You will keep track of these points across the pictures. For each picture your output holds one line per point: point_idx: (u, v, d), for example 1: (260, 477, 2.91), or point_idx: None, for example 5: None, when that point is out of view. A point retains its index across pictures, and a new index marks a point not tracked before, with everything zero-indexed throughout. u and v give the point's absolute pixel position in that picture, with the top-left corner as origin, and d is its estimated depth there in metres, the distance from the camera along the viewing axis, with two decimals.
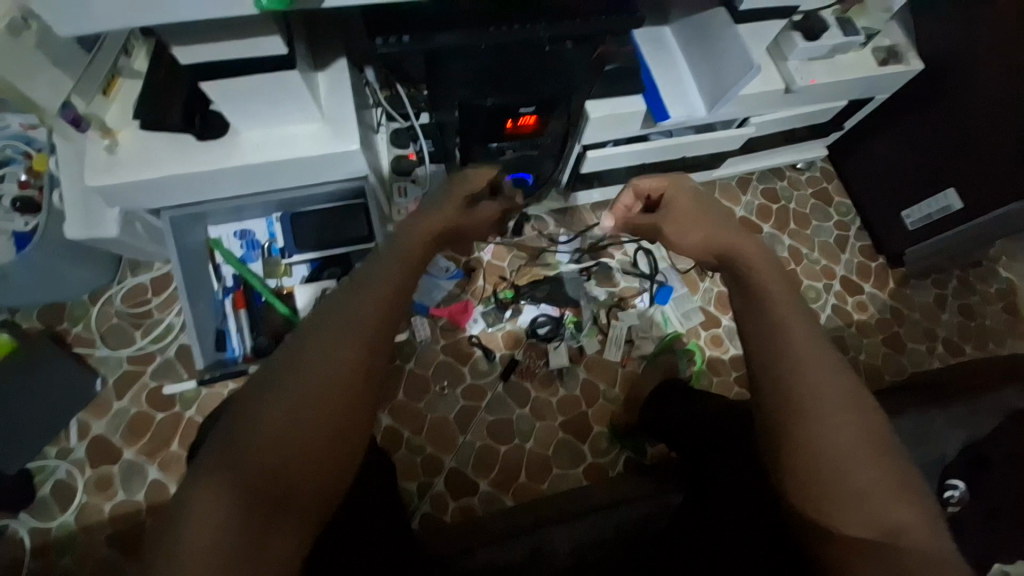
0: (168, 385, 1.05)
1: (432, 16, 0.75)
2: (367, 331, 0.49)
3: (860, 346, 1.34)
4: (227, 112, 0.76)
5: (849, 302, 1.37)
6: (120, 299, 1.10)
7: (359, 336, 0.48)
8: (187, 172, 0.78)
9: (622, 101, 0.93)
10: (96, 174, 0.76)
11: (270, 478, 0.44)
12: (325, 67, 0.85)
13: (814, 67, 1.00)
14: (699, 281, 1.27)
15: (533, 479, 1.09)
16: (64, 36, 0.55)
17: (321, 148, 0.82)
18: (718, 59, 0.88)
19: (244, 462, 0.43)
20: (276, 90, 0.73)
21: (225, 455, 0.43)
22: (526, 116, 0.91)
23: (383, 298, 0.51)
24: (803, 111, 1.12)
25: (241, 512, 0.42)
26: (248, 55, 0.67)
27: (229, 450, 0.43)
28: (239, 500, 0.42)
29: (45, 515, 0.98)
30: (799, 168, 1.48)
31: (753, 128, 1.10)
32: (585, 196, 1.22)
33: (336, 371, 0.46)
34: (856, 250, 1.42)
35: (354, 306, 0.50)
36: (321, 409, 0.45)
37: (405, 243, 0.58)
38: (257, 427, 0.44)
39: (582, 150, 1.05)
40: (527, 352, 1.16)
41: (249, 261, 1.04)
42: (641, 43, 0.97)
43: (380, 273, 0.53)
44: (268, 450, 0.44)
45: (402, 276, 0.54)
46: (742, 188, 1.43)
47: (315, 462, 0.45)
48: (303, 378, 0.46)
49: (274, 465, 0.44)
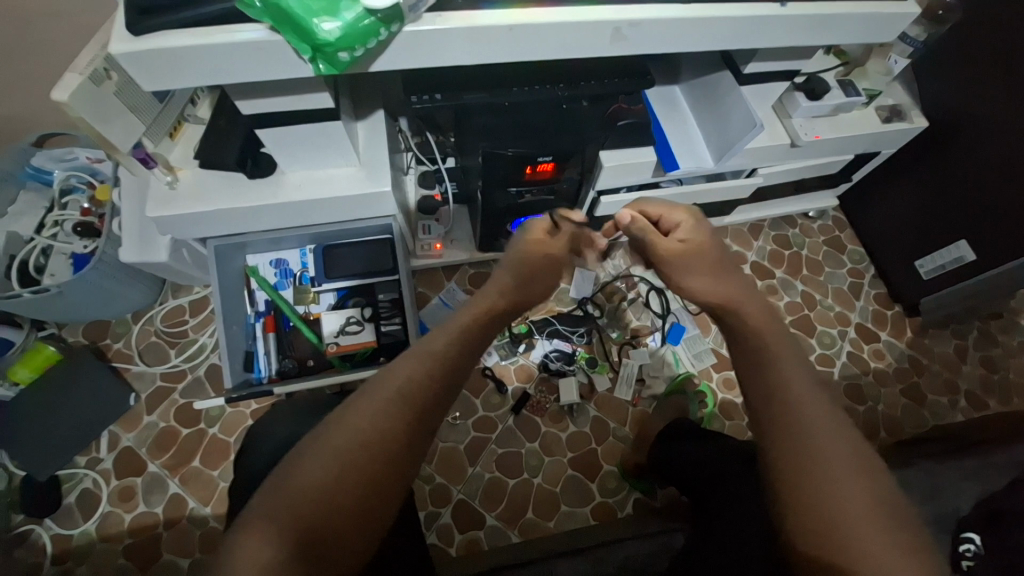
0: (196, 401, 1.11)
1: (464, 78, 0.85)
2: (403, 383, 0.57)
3: (878, 396, 1.32)
4: (277, 155, 0.85)
5: (865, 350, 1.37)
6: (160, 318, 1.18)
7: (394, 401, 0.56)
8: (236, 206, 0.87)
9: (635, 151, 1.00)
10: (156, 207, 0.85)
11: (314, 525, 0.49)
12: (365, 117, 0.95)
13: (819, 124, 1.06)
14: (711, 322, 1.30)
15: (540, 516, 1.08)
16: (151, 91, 0.64)
17: (357, 188, 0.90)
18: (725, 117, 0.95)
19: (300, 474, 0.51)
20: (320, 137, 0.82)
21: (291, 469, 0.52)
22: (544, 164, 0.96)
23: (425, 358, 0.60)
24: (810, 163, 1.17)
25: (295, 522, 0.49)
26: (299, 109, 0.76)
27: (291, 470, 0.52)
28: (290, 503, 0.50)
29: (67, 523, 1.02)
30: (811, 217, 1.51)
31: (761, 178, 1.15)
32: (599, 236, 1.27)
33: (371, 424, 0.54)
34: (871, 297, 1.43)
35: (394, 373, 0.58)
36: (360, 465, 0.52)
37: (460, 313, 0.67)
38: (318, 446, 0.53)
39: (596, 195, 1.12)
40: (539, 387, 1.18)
41: (281, 288, 1.11)
42: (652, 102, 1.05)
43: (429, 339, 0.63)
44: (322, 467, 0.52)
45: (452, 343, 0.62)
46: (754, 234, 1.47)
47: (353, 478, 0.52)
48: (340, 429, 0.54)
49: (320, 508, 0.50)
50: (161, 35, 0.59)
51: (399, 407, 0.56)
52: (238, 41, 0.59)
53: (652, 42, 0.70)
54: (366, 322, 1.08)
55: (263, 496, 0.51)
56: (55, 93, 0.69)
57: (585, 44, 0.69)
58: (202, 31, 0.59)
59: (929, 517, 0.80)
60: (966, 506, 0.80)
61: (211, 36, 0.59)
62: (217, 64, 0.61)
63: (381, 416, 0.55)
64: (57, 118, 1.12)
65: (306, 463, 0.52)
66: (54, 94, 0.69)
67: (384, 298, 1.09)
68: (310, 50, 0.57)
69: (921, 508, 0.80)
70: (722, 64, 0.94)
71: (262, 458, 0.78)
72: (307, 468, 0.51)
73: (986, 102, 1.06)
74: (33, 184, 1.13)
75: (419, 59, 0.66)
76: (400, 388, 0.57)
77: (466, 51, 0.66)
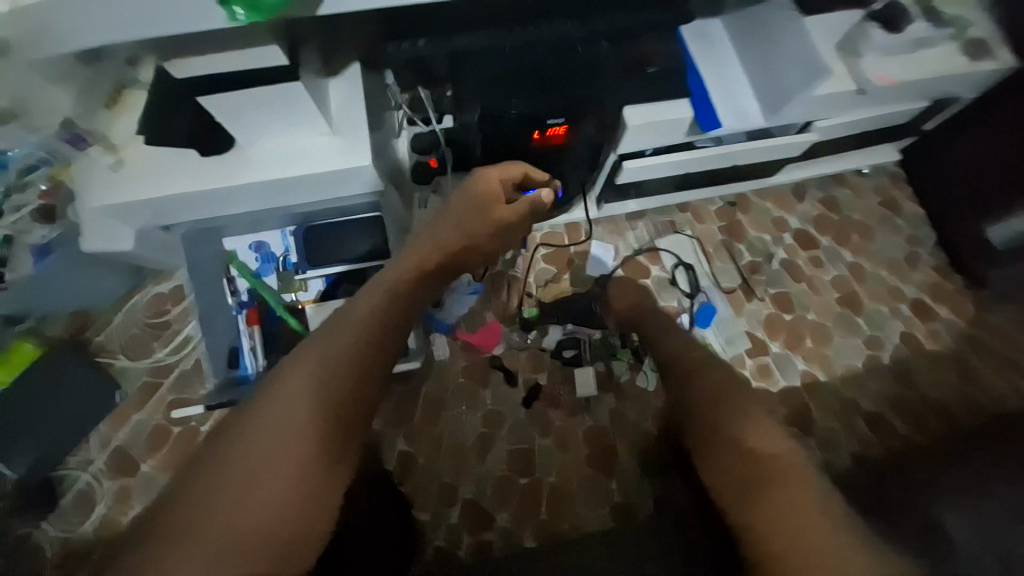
0: (178, 409, 1.03)
1: (449, 16, 0.69)
2: (344, 357, 0.54)
3: (932, 381, 1.17)
4: (231, 127, 0.70)
5: (919, 328, 1.21)
6: (142, 309, 1.08)
7: (348, 369, 0.54)
8: (189, 188, 0.73)
9: (667, 105, 0.82)
10: (98, 193, 0.73)
11: (284, 503, 0.48)
12: (337, 72, 0.79)
13: (888, 64, 0.86)
14: (744, 301, 1.19)
15: (553, 516, 1.00)
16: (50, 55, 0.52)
17: (331, 163, 0.76)
18: (775, 62, 0.79)
19: (266, 453, 0.48)
20: (279, 103, 0.67)
21: (256, 451, 0.48)
22: (556, 127, 0.83)
23: (354, 338, 0.56)
24: (873, 114, 0.98)
25: (267, 506, 0.47)
26: (233, 68, 0.63)
27: (254, 454, 0.48)
28: (263, 499, 0.47)
29: (68, 524, 0.97)
30: (864, 173, 1.31)
31: (814, 134, 0.97)
32: (619, 207, 1.14)
33: (322, 406, 0.51)
34: (929, 268, 1.25)
35: (331, 343, 0.55)
36: (322, 446, 0.51)
37: (378, 282, 0.64)
38: (277, 432, 0.49)
39: (618, 159, 0.95)
40: (551, 376, 1.08)
41: (263, 275, 0.98)
42: (686, 41, 0.86)
43: (349, 315, 0.58)
44: (278, 451, 0.49)
45: (377, 305, 0.60)
46: (798, 196, 1.28)
47: (316, 462, 0.50)
48: (290, 409, 0.50)
49: (277, 495, 0.48)
50: None
51: (346, 379, 0.54)
52: None
53: None
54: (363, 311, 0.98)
55: (222, 473, 0.47)
56: None
57: None
58: None
59: None
60: None
61: None
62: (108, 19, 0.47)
63: (323, 396, 0.52)
64: None
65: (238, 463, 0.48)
66: None
67: None
68: None
69: None
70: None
71: None
72: (236, 446, 0.48)
73: None
74: None
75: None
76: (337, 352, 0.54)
77: None
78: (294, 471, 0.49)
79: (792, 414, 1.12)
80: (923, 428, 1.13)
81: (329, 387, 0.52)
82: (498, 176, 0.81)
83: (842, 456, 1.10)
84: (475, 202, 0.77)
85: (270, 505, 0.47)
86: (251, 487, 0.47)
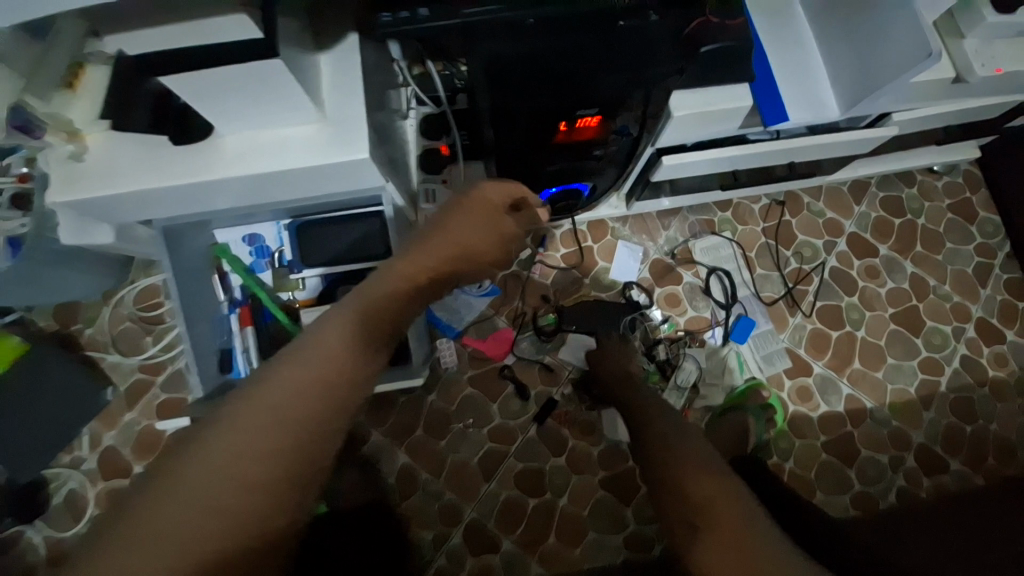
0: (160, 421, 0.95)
1: None
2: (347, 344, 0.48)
3: (994, 413, 1.04)
4: (207, 113, 0.60)
5: (985, 353, 1.07)
6: (132, 301, 1.02)
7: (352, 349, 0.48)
8: (162, 180, 0.64)
9: (718, 92, 0.69)
10: (60, 185, 0.64)
11: (258, 482, 0.41)
12: (331, 48, 0.67)
13: (998, 48, 0.70)
14: (788, 316, 1.06)
15: (563, 544, 0.92)
16: None
17: (320, 156, 0.65)
18: (866, 44, 0.64)
19: (257, 421, 0.42)
20: (255, 86, 0.56)
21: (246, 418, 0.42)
22: (586, 118, 0.71)
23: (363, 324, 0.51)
24: (966, 106, 0.82)
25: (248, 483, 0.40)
26: (199, 44, 0.52)
27: (244, 421, 0.42)
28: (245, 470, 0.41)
29: (58, 525, 0.93)
30: (935, 172, 1.14)
31: (895, 128, 0.80)
32: (652, 204, 1.00)
33: (322, 380, 0.45)
34: (1001, 284, 1.10)
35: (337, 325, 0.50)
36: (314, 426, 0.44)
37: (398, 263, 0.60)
38: (268, 404, 0.43)
39: (657, 153, 0.82)
40: (566, 392, 0.99)
41: (257, 270, 0.91)
42: (754, 11, 0.73)
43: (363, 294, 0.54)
44: (266, 418, 0.43)
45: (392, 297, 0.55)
46: (856, 197, 1.12)
47: (303, 441, 0.43)
48: (290, 378, 0.45)
49: (252, 474, 0.41)
50: None
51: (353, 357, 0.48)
52: None
53: None
54: None
55: (210, 438, 0.41)
56: None
57: None
58: None
59: None
60: None
61: None
62: None
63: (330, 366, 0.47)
64: None
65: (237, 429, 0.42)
66: None
67: None
68: None
69: None
70: None
71: None
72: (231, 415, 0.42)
73: None
74: None
75: None
76: (358, 327, 0.51)
77: None
78: (278, 443, 0.42)
79: (833, 445, 1.01)
80: (980, 465, 1.01)
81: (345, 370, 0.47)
82: (498, 190, 0.69)
83: (884, 493, 0.99)
84: (474, 217, 0.67)
85: (249, 480, 0.40)
86: (231, 456, 0.41)
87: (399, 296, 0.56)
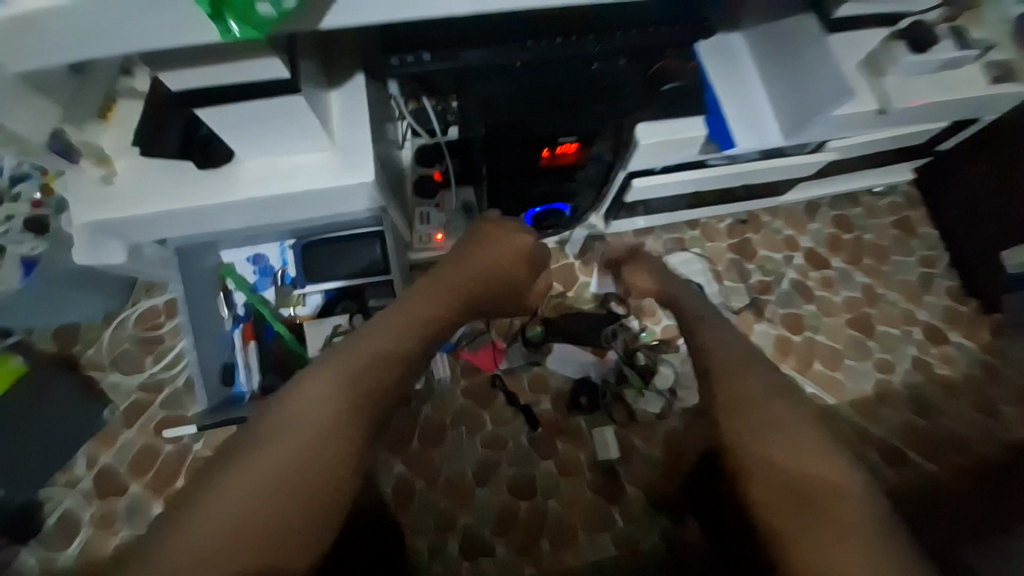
0: (170, 429, 0.97)
1: (457, 32, 0.67)
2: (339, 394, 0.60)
3: (946, 409, 1.13)
4: (231, 141, 0.68)
5: (934, 353, 1.17)
6: (133, 322, 1.04)
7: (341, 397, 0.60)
8: (186, 202, 0.70)
9: (684, 123, 0.79)
10: (90, 206, 0.69)
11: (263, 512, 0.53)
12: (340, 85, 0.77)
13: (916, 85, 0.83)
14: (754, 323, 1.15)
15: (556, 546, 0.96)
16: (24, 71, 0.47)
17: (330, 179, 0.73)
18: (800, 81, 0.76)
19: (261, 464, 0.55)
20: (277, 118, 0.64)
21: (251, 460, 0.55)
22: (566, 144, 0.80)
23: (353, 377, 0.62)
24: (897, 133, 0.94)
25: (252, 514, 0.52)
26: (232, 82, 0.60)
27: (250, 465, 0.54)
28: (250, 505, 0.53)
29: (51, 548, 0.92)
30: (877, 193, 1.28)
31: (830, 152, 0.93)
32: (627, 223, 1.11)
33: (315, 426, 0.58)
34: (943, 291, 1.22)
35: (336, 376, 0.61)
36: (307, 464, 0.56)
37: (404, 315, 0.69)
38: (272, 448, 0.56)
39: (627, 177, 0.92)
40: (552, 400, 1.04)
41: (261, 289, 0.96)
42: (705, 59, 0.83)
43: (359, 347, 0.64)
44: (269, 461, 0.55)
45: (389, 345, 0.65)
46: (810, 215, 1.24)
47: (297, 479, 0.55)
48: (290, 424, 0.57)
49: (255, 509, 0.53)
50: None
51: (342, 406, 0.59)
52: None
53: None
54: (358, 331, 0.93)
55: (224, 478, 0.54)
56: None
57: None
58: None
59: None
60: None
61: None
62: (96, 29, 0.44)
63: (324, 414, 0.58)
64: None
65: (222, 485, 0.53)
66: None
67: (375, 304, 0.94)
68: (209, 5, 0.41)
69: None
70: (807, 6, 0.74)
71: None
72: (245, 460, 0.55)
73: None
74: None
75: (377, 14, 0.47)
76: (351, 379, 0.61)
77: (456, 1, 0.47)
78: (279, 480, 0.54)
79: None
80: (937, 458, 1.09)
81: (336, 415, 0.59)
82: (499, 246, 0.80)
83: None
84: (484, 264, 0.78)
85: (253, 511, 0.53)
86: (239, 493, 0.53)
87: (390, 358, 0.65)
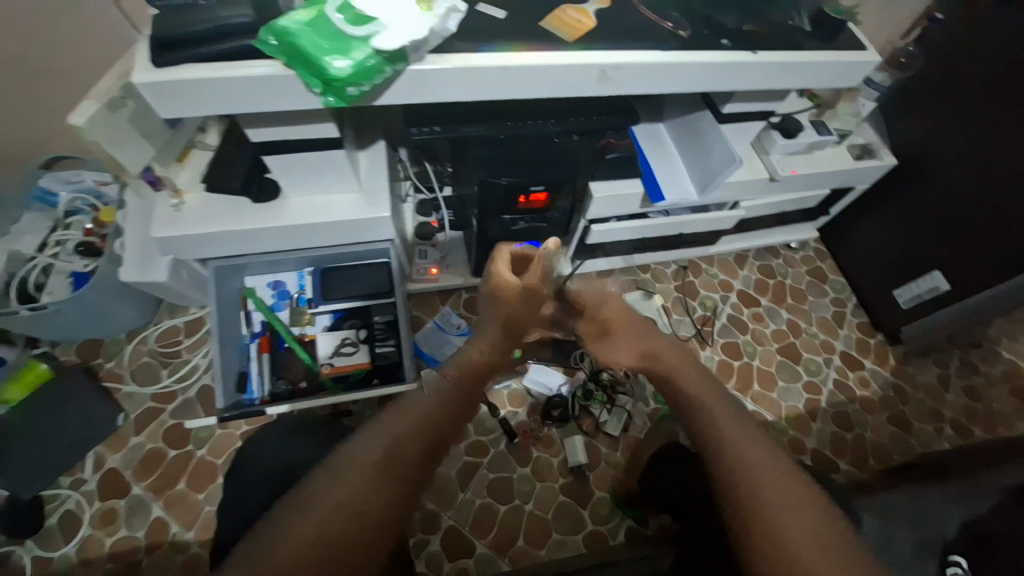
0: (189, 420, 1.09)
1: (461, 113, 0.92)
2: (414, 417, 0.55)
3: (865, 424, 1.32)
4: (284, 181, 0.89)
5: (851, 377, 1.39)
6: (154, 339, 1.17)
7: (411, 427, 0.54)
8: (239, 226, 0.89)
9: (623, 183, 1.06)
10: (162, 227, 0.88)
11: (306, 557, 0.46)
12: (366, 147, 1.00)
13: (797, 160, 1.13)
14: (699, 348, 1.36)
15: (531, 544, 1.05)
16: (166, 116, 0.68)
17: (357, 214, 0.94)
18: (706, 154, 1.03)
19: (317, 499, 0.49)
20: (324, 165, 0.87)
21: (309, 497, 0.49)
22: (537, 193, 1.01)
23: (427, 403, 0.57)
24: (791, 197, 1.24)
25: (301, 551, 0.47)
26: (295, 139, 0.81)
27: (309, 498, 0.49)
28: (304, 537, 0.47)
29: (48, 545, 0.98)
30: (793, 247, 1.56)
31: (743, 210, 1.20)
32: (591, 264, 1.34)
33: (383, 458, 0.51)
34: (854, 326, 1.46)
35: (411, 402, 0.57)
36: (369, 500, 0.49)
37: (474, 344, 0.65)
38: (330, 489, 0.49)
39: (587, 224, 1.17)
40: (529, 412, 1.18)
41: (277, 309, 1.12)
42: (639, 138, 1.12)
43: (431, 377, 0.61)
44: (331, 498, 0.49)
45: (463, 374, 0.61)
46: (740, 264, 1.51)
47: (353, 515, 0.49)
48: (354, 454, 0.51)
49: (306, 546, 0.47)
50: (185, 72, 0.63)
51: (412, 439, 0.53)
52: (252, 76, 0.64)
53: (636, 84, 0.78)
54: (362, 344, 1.09)
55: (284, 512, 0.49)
56: (70, 118, 0.70)
57: (576, 85, 0.75)
58: (223, 66, 0.64)
59: (913, 538, 0.79)
60: (951, 530, 0.81)
61: (230, 71, 0.64)
62: (229, 97, 0.66)
63: (391, 443, 0.53)
64: (69, 144, 1.15)
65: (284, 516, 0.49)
66: (71, 117, 0.70)
67: (379, 320, 1.10)
68: (321, 84, 0.64)
69: (905, 531, 0.80)
70: (702, 104, 1.03)
71: (255, 479, 0.79)
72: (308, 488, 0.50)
73: (950, 136, 1.13)
74: (37, 205, 1.14)
75: (418, 95, 0.71)
76: (427, 412, 0.56)
77: (466, 89, 0.72)
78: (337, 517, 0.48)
79: None
80: (861, 465, 1.26)
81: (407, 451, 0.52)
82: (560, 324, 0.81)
83: None
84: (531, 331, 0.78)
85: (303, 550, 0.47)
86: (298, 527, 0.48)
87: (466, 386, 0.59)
